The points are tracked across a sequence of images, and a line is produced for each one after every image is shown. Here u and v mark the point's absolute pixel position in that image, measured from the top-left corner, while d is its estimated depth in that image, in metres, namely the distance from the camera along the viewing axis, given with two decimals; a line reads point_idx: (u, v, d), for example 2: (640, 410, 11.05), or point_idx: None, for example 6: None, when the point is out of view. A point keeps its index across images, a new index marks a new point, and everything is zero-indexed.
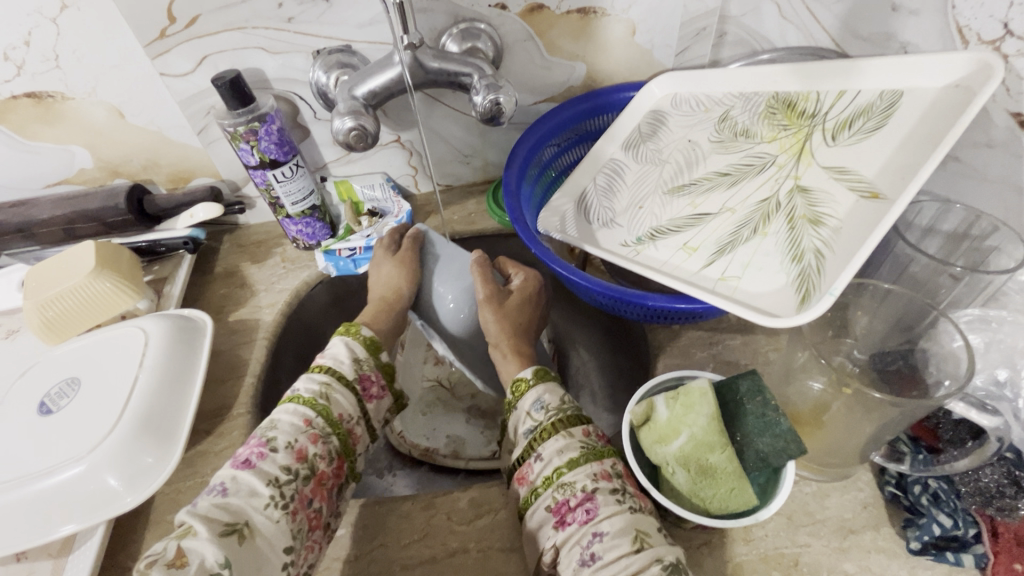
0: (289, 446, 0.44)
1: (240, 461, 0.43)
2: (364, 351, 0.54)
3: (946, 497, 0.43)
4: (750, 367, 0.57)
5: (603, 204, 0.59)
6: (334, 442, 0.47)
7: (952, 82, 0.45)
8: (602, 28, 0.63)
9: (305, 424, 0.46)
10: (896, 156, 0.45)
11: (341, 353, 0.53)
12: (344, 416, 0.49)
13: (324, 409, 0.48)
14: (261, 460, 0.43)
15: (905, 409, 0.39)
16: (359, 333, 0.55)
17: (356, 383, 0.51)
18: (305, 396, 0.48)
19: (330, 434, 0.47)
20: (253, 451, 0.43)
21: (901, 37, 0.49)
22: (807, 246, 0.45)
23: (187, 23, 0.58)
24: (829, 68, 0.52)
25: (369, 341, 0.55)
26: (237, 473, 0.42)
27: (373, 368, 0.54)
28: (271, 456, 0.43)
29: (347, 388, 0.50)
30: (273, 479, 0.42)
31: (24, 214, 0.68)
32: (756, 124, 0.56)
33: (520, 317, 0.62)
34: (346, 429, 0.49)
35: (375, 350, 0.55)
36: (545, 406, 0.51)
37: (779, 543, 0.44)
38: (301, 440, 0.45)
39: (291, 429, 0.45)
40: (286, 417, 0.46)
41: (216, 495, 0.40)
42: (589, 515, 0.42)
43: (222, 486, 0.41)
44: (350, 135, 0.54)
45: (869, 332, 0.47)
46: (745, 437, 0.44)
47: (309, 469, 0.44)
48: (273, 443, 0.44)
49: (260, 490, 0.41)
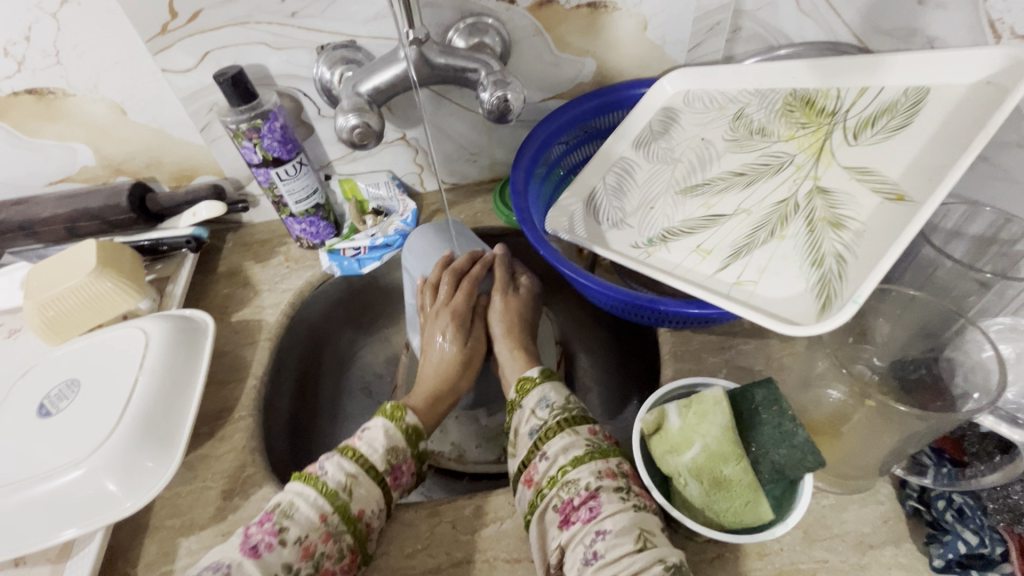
0: (298, 540, 0.41)
1: (248, 546, 0.41)
2: (401, 438, 0.49)
3: (971, 513, 0.41)
4: (764, 373, 0.55)
5: (613, 204, 0.58)
6: (348, 539, 0.43)
7: (983, 79, 0.43)
8: (613, 22, 0.62)
9: (320, 519, 0.43)
10: (923, 156, 0.43)
11: (378, 439, 0.48)
12: (364, 511, 0.45)
13: (343, 504, 0.44)
14: (267, 551, 0.41)
15: (932, 423, 0.37)
16: (403, 419, 0.51)
17: (386, 474, 0.47)
18: (330, 485, 0.44)
19: (344, 530, 0.43)
20: (263, 538, 0.41)
21: (928, 31, 0.47)
22: (827, 250, 0.43)
23: (189, 18, 0.56)
24: (851, 64, 0.50)
25: (410, 429, 0.51)
26: (243, 560, 0.40)
27: (408, 455, 0.49)
28: (277, 549, 0.41)
29: (375, 480, 0.46)
30: (272, 574, 0.40)
31: (26, 212, 0.67)
32: (773, 122, 0.54)
33: (525, 314, 0.64)
34: (365, 524, 0.45)
35: (415, 441, 0.51)
36: (550, 404, 0.50)
37: (795, 558, 0.43)
38: (311, 536, 0.42)
39: (304, 523, 0.42)
40: (303, 506, 0.43)
41: (218, 575, 0.39)
42: (592, 513, 0.41)
43: (227, 568, 0.40)
44: (354, 132, 0.52)
45: (892, 340, 0.45)
46: (760, 448, 0.42)
47: (313, 566, 0.41)
48: (282, 534, 0.41)
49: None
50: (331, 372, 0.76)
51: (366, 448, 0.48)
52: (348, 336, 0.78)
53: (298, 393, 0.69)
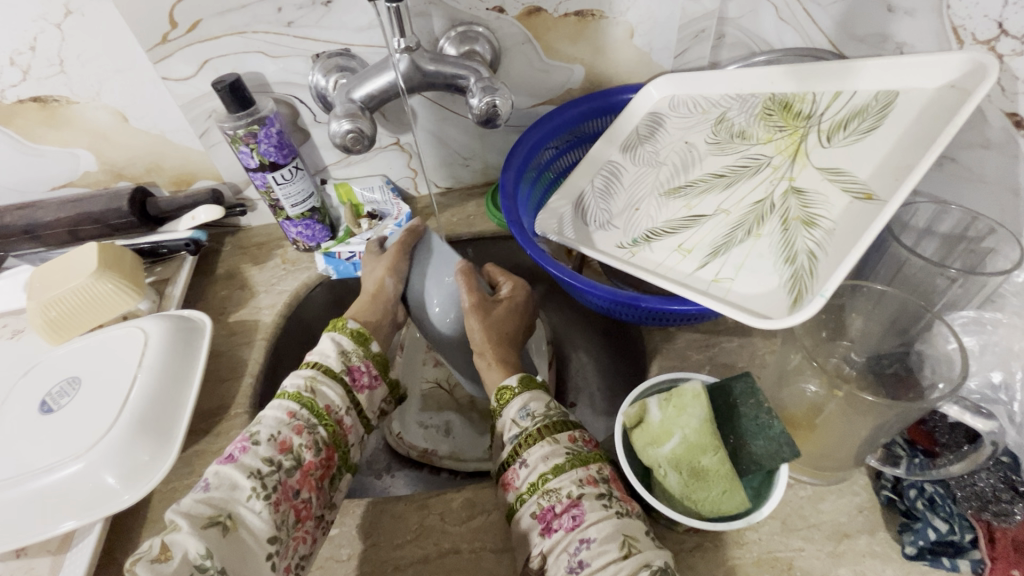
0: (273, 438, 0.45)
1: (224, 458, 0.44)
2: (351, 342, 0.55)
3: (942, 501, 0.43)
4: (746, 370, 0.57)
5: (599, 206, 0.59)
6: (321, 432, 0.48)
7: (948, 82, 0.44)
8: (600, 30, 0.64)
9: (288, 416, 0.47)
10: (892, 156, 0.45)
11: (329, 348, 0.54)
12: (332, 407, 0.50)
13: (310, 401, 0.48)
14: (243, 453, 0.44)
15: (899, 411, 0.38)
16: (346, 326, 0.56)
17: (346, 375, 0.52)
18: (291, 390, 0.49)
19: (315, 424, 0.48)
20: (237, 447, 0.45)
21: (898, 37, 0.49)
22: (800, 247, 0.45)
23: (188, 27, 0.58)
24: (826, 70, 0.52)
25: (357, 332, 0.56)
26: (221, 468, 0.43)
27: (363, 359, 0.55)
28: (253, 449, 0.44)
29: (334, 380, 0.51)
30: (255, 471, 0.43)
31: (30, 216, 0.69)
32: (753, 125, 0.56)
33: (505, 327, 0.60)
34: (334, 420, 0.49)
35: (364, 343, 0.56)
36: (530, 414, 0.50)
37: (773, 547, 0.44)
38: (284, 432, 0.46)
39: (274, 422, 0.46)
40: (270, 413, 0.47)
41: (200, 491, 0.41)
42: (575, 521, 0.42)
43: (206, 481, 0.42)
44: (347, 137, 0.54)
45: (866, 334, 0.47)
46: (738, 440, 0.44)
47: (295, 460, 0.45)
48: (255, 436, 0.45)
49: (242, 482, 0.42)
50: None
51: (321, 358, 0.53)
52: None
53: None
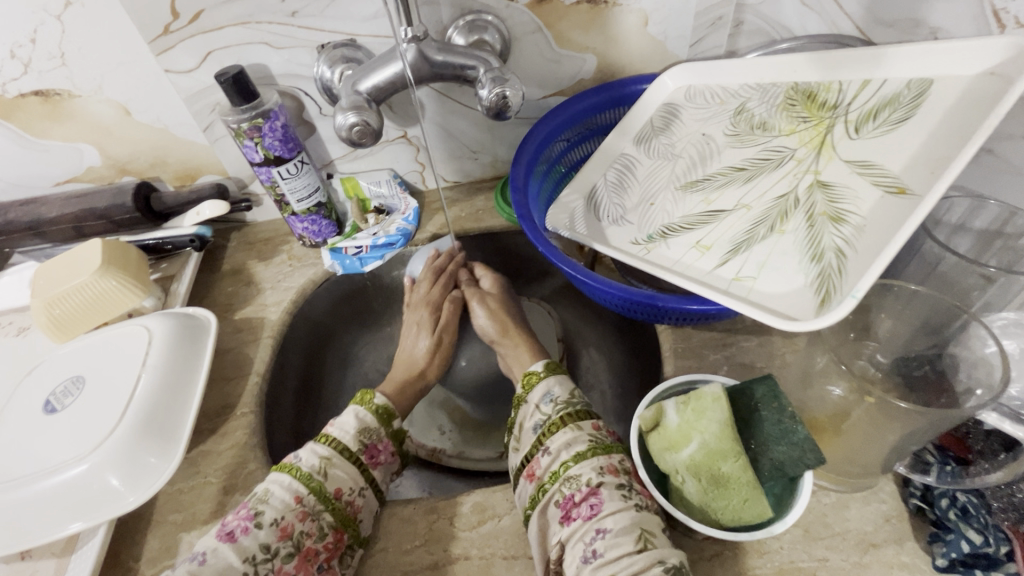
0: (275, 523, 0.43)
1: (224, 533, 0.42)
2: (373, 419, 0.52)
3: (976, 512, 0.41)
4: (766, 370, 0.55)
5: (613, 200, 0.57)
6: (327, 517, 0.45)
7: (988, 68, 0.42)
8: (614, 18, 0.61)
9: (294, 500, 0.44)
10: (925, 148, 0.43)
11: (349, 422, 0.51)
12: (342, 489, 0.47)
13: (318, 485, 0.46)
14: (244, 535, 0.42)
15: (933, 418, 0.37)
16: (372, 402, 0.53)
17: (361, 454, 0.50)
18: (304, 470, 0.46)
19: (322, 510, 0.45)
20: (239, 524, 0.43)
21: (931, 22, 0.46)
22: (827, 245, 0.43)
23: (190, 18, 0.57)
24: (854, 56, 0.50)
25: (381, 410, 0.53)
26: (219, 545, 0.42)
27: (382, 435, 0.52)
28: (253, 532, 0.42)
29: (350, 461, 0.48)
30: (251, 556, 0.41)
31: (34, 212, 0.68)
32: (774, 116, 0.54)
33: (511, 308, 0.68)
34: (344, 502, 0.46)
35: (387, 419, 0.53)
36: (553, 400, 0.50)
37: (795, 556, 0.42)
38: (288, 516, 0.43)
39: (280, 505, 0.44)
40: (278, 492, 0.45)
41: (194, 563, 0.40)
42: (592, 510, 0.41)
43: (203, 555, 0.41)
44: (353, 131, 0.52)
45: (894, 335, 0.45)
46: (759, 445, 0.42)
47: (294, 546, 0.43)
48: (259, 517, 0.43)
49: (234, 564, 0.40)
50: (334, 369, 0.76)
51: (339, 433, 0.50)
52: (350, 333, 0.79)
53: (300, 391, 0.69)
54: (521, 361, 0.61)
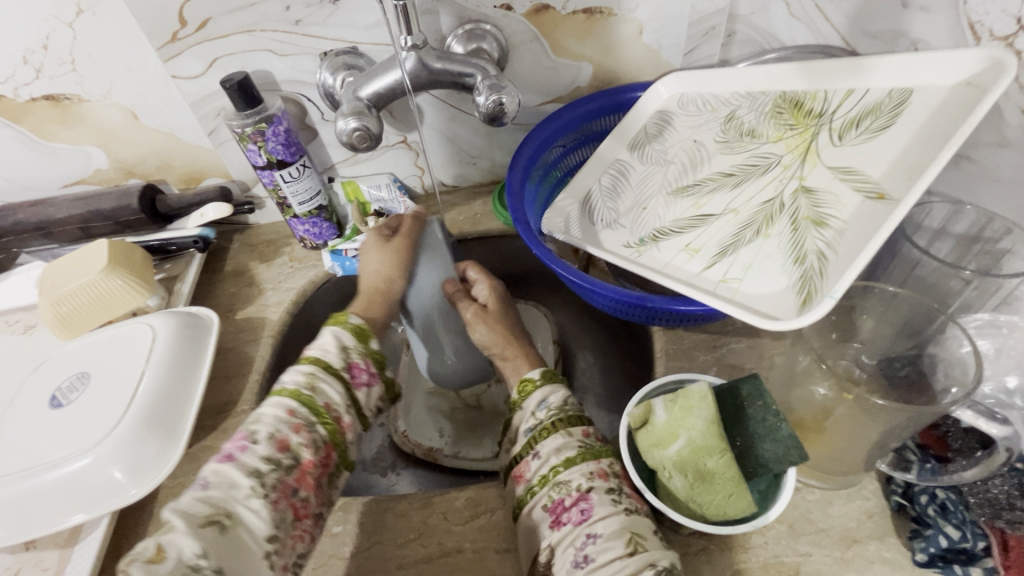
0: (271, 437, 0.44)
1: (223, 455, 0.43)
2: (351, 338, 0.53)
3: (954, 508, 0.41)
4: (754, 371, 0.56)
5: (606, 205, 0.59)
6: (319, 430, 0.47)
7: (964, 79, 0.43)
8: (608, 28, 0.63)
9: (288, 414, 0.46)
10: (905, 154, 0.44)
11: (329, 342, 0.52)
12: (330, 404, 0.48)
13: (307, 398, 0.47)
14: (242, 452, 0.43)
15: (910, 415, 0.38)
16: (348, 321, 0.54)
17: (345, 372, 0.51)
18: (290, 387, 0.48)
19: (314, 423, 0.47)
20: (236, 445, 0.44)
21: (912, 34, 0.48)
22: (810, 247, 0.44)
23: (197, 26, 0.59)
24: (838, 66, 0.51)
25: (358, 329, 0.54)
26: (219, 467, 0.42)
27: (363, 355, 0.53)
28: (252, 449, 0.43)
29: (334, 376, 0.50)
30: (254, 470, 0.42)
31: (42, 213, 0.70)
32: (763, 124, 0.55)
33: (512, 322, 0.63)
34: (332, 418, 0.48)
35: (364, 338, 0.54)
36: (548, 406, 0.50)
37: (780, 551, 0.43)
38: (283, 430, 0.45)
39: (273, 420, 0.45)
40: (270, 411, 0.46)
41: (198, 490, 0.41)
42: (583, 515, 0.42)
43: (204, 480, 0.42)
44: (354, 135, 0.54)
45: (876, 336, 0.46)
46: (746, 442, 0.43)
47: (293, 459, 0.44)
48: (253, 435, 0.44)
49: (241, 481, 0.42)
50: None
51: (320, 352, 0.51)
52: None
53: None
54: (521, 376, 0.58)
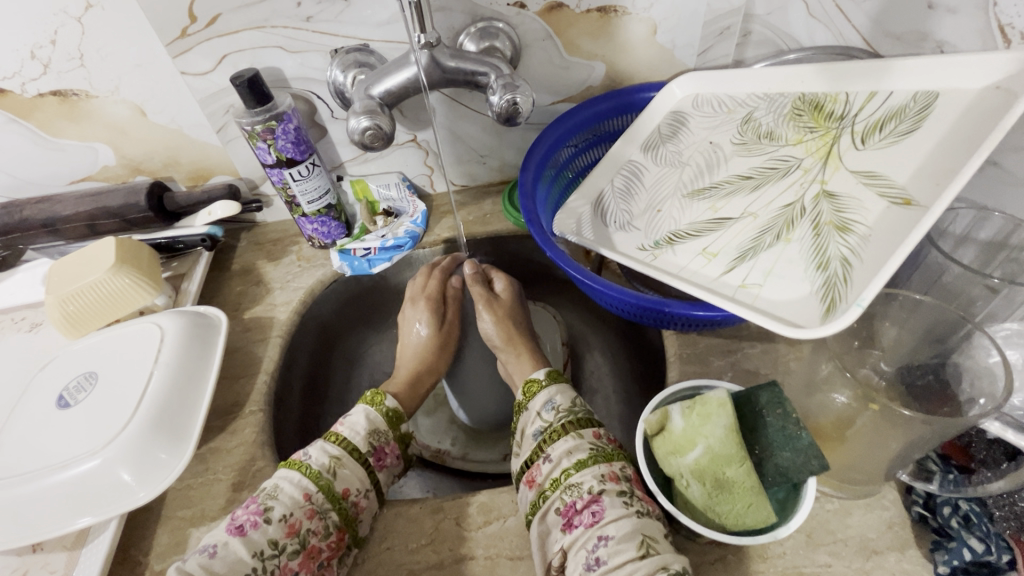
0: (284, 518, 0.44)
1: (234, 526, 0.43)
2: (382, 422, 0.53)
3: (978, 520, 0.41)
4: (770, 377, 0.55)
5: (620, 206, 0.58)
6: (333, 516, 0.46)
7: (993, 84, 0.43)
8: (623, 26, 0.62)
9: (304, 498, 0.45)
10: (930, 159, 0.43)
11: (360, 422, 0.52)
12: (350, 490, 0.48)
13: (327, 483, 0.47)
14: (253, 529, 0.43)
15: (935, 427, 0.37)
16: (383, 404, 0.54)
17: (368, 455, 0.51)
18: (313, 468, 0.47)
19: (329, 509, 0.46)
20: (248, 518, 0.43)
21: (938, 36, 0.48)
22: (833, 253, 0.44)
23: (208, 22, 0.58)
24: (861, 68, 0.50)
25: (391, 413, 0.54)
26: (229, 539, 0.42)
27: (389, 438, 0.53)
28: (263, 527, 0.43)
29: (358, 460, 0.49)
30: (260, 551, 0.42)
31: (48, 210, 0.69)
32: (781, 126, 0.54)
33: (519, 318, 0.64)
34: (350, 502, 0.47)
35: (394, 423, 0.54)
36: (555, 407, 0.50)
37: (798, 561, 0.43)
38: (297, 513, 0.44)
39: (289, 501, 0.45)
40: (288, 487, 0.46)
41: (205, 556, 0.41)
42: (595, 517, 0.41)
43: (213, 548, 0.42)
44: (366, 135, 0.53)
45: (898, 344, 0.45)
46: (764, 451, 0.42)
47: (299, 544, 0.43)
48: (268, 513, 0.44)
49: (243, 560, 0.41)
50: (341, 369, 0.77)
51: (349, 432, 0.51)
52: (357, 334, 0.80)
53: (308, 390, 0.70)
54: (523, 371, 0.59)
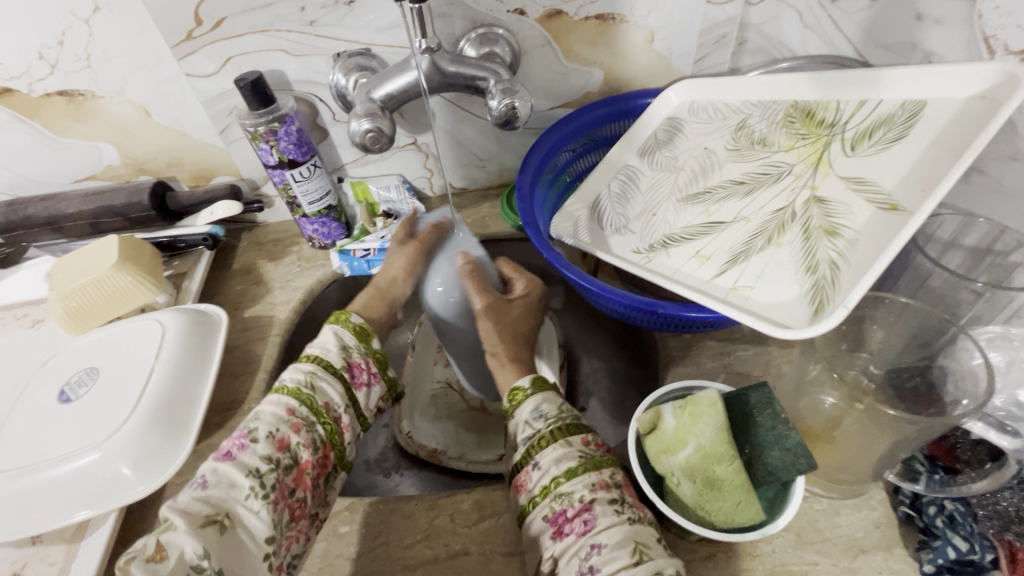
0: (271, 436, 0.45)
1: (222, 453, 0.44)
2: (352, 337, 0.55)
3: (962, 520, 0.42)
4: (762, 379, 0.56)
5: (616, 210, 0.59)
6: (319, 430, 0.48)
7: (975, 93, 0.44)
8: (620, 34, 0.63)
9: (287, 413, 0.47)
10: (917, 165, 0.44)
11: (331, 341, 0.53)
12: (330, 404, 0.49)
13: (308, 398, 0.48)
14: (242, 451, 0.44)
15: (920, 427, 0.38)
16: (348, 321, 0.56)
17: (345, 371, 0.52)
18: (290, 385, 0.49)
19: (314, 422, 0.48)
20: (235, 444, 0.44)
21: (926, 47, 0.49)
22: (822, 257, 0.44)
23: (213, 25, 0.59)
24: (851, 77, 0.51)
25: (358, 328, 0.56)
26: (218, 466, 0.43)
27: (363, 355, 0.54)
28: (251, 448, 0.44)
29: (334, 375, 0.51)
30: (253, 470, 0.43)
31: (52, 208, 0.70)
32: (774, 132, 0.56)
33: (518, 326, 0.60)
34: (332, 417, 0.49)
35: (364, 338, 0.55)
36: (543, 415, 0.50)
37: (786, 560, 0.43)
38: (283, 429, 0.46)
39: (272, 419, 0.46)
40: (269, 408, 0.47)
41: (196, 489, 0.41)
42: (586, 526, 0.42)
43: (203, 478, 0.42)
44: (367, 136, 0.54)
45: (886, 347, 0.46)
46: (754, 450, 0.43)
47: (292, 458, 0.45)
48: (254, 433, 0.45)
49: (239, 481, 0.42)
50: None
51: (321, 351, 0.52)
52: None
53: None
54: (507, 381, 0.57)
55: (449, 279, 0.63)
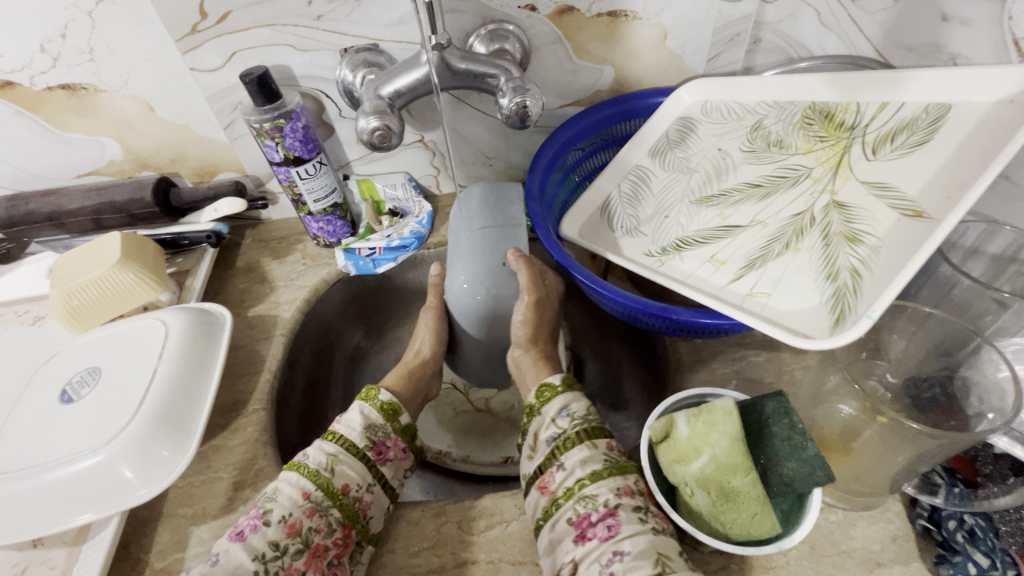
0: (284, 519, 0.44)
1: (235, 533, 0.43)
2: (377, 415, 0.53)
3: (982, 536, 0.43)
4: (774, 386, 0.55)
5: (627, 212, 0.58)
6: (335, 513, 0.46)
7: (1006, 97, 0.43)
8: (632, 31, 0.62)
9: (302, 497, 0.45)
10: (941, 171, 0.43)
11: (356, 420, 0.52)
12: (350, 486, 0.48)
13: (326, 481, 0.47)
14: (253, 532, 0.43)
15: (942, 441, 0.37)
16: (377, 398, 0.55)
17: (368, 450, 0.51)
18: (310, 466, 0.47)
19: (331, 505, 0.46)
20: (249, 523, 0.44)
21: (951, 47, 0.51)
22: (842, 264, 0.43)
23: (218, 18, 0.58)
24: (873, 78, 0.50)
25: (386, 405, 0.54)
26: (230, 546, 0.42)
27: (388, 432, 0.53)
28: (263, 530, 0.43)
29: (356, 455, 0.50)
30: (261, 554, 0.42)
31: (53, 203, 0.69)
32: (791, 134, 0.54)
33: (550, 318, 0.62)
34: (352, 498, 0.47)
35: (392, 417, 0.54)
36: (571, 414, 0.50)
37: (800, 572, 0.43)
38: (296, 513, 0.44)
39: (288, 502, 0.45)
40: (287, 489, 0.46)
41: (207, 565, 0.41)
42: (610, 531, 0.41)
43: (215, 557, 0.42)
44: (374, 135, 0.53)
45: (906, 357, 0.45)
46: (769, 461, 0.42)
47: (302, 543, 0.44)
48: (267, 515, 0.44)
49: (244, 565, 0.41)
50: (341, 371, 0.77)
51: (345, 430, 0.51)
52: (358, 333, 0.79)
53: (309, 390, 0.70)
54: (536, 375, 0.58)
55: (478, 278, 0.59)
